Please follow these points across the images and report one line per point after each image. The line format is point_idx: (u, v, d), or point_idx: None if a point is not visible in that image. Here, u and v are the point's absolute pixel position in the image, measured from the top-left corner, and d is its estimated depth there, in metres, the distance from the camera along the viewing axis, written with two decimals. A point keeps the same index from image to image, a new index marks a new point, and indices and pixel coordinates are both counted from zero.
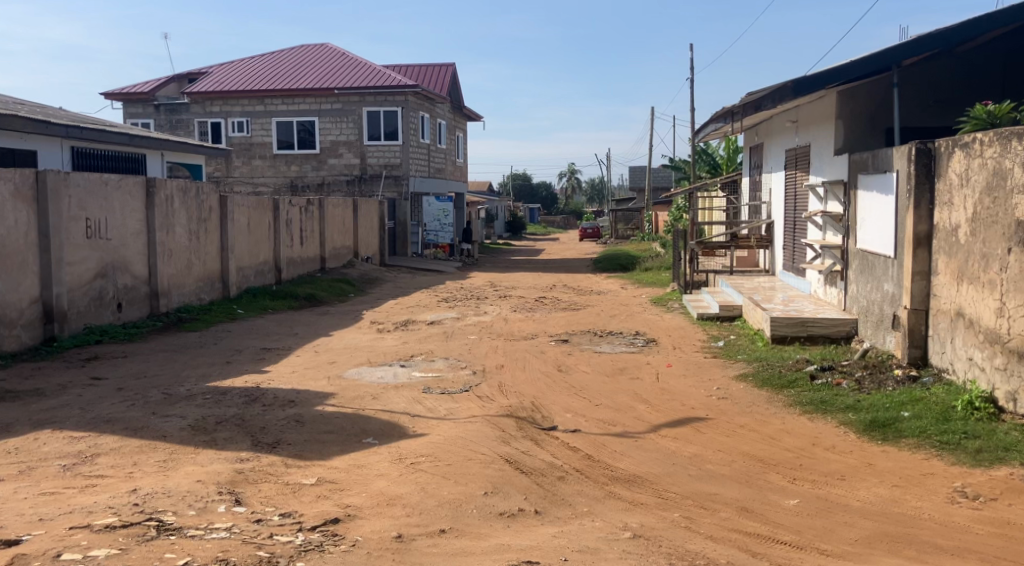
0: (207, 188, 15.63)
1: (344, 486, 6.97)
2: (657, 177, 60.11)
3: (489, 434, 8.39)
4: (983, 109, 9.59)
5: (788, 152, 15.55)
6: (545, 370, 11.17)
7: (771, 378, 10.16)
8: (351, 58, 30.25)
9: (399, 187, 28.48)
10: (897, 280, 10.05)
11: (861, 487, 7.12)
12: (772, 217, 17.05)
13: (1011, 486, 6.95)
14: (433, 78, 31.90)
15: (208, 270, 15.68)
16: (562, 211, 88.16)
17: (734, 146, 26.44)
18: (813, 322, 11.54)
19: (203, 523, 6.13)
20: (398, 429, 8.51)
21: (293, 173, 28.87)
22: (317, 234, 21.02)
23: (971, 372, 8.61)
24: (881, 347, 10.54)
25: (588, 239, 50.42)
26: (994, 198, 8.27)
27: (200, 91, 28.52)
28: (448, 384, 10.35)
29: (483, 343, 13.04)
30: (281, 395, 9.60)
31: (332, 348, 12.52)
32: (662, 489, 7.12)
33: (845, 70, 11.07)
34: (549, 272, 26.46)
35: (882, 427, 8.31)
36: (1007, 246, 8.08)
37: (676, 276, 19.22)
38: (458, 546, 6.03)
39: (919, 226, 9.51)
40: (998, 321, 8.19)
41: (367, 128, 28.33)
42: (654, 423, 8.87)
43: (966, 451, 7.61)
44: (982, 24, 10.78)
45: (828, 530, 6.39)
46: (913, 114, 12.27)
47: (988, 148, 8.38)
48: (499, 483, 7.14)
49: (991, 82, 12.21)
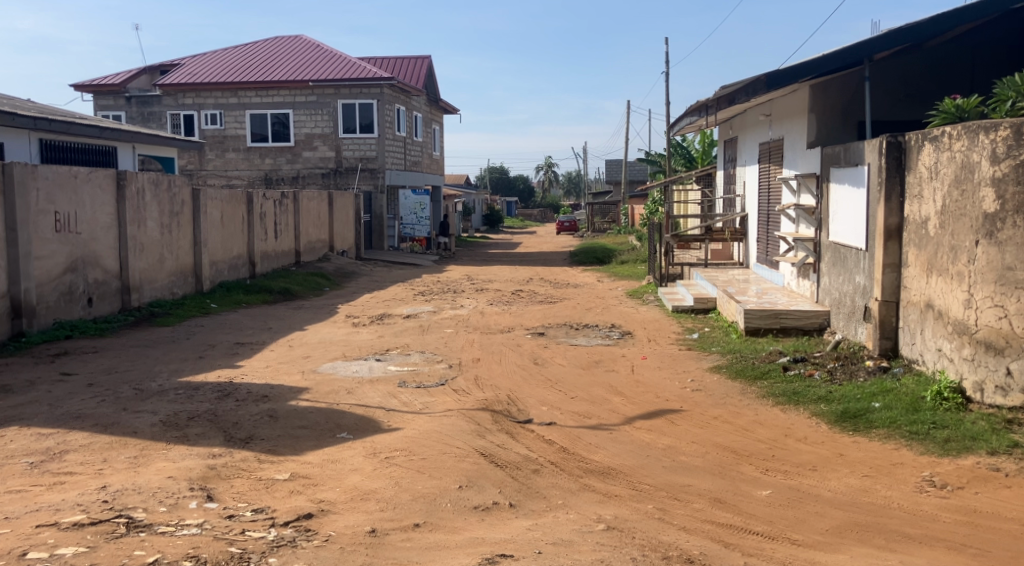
0: (179, 181, 15.50)
1: (318, 481, 6.95)
2: (632, 171, 60.29)
3: (464, 428, 8.37)
4: (951, 102, 9.45)
5: (762, 145, 15.63)
6: (520, 363, 11.18)
7: (744, 369, 10.24)
8: (325, 50, 30.08)
9: (374, 179, 28.39)
10: (868, 273, 10.13)
11: (832, 478, 7.17)
12: (745, 210, 17.17)
13: (978, 474, 7.06)
14: (409, 71, 31.78)
15: (180, 264, 15.57)
16: (540, 204, 88.23)
17: (709, 140, 26.68)
18: (786, 314, 11.62)
19: (173, 520, 6.09)
20: (372, 423, 8.49)
21: (267, 166, 28.69)
22: (291, 227, 20.88)
23: (940, 363, 8.70)
24: (852, 339, 10.63)
25: (566, 232, 50.25)
26: (962, 191, 8.35)
27: (172, 83, 28.22)
28: (424, 378, 10.36)
29: (459, 337, 13.03)
30: (255, 390, 9.56)
31: (306, 343, 12.47)
32: (637, 481, 7.14)
33: (817, 65, 11.09)
34: (527, 266, 26.42)
35: (852, 418, 8.38)
36: (975, 239, 8.19)
37: (652, 270, 19.12)
38: (432, 540, 6.02)
39: (890, 219, 9.57)
40: (965, 313, 8.29)
41: (342, 121, 28.19)
42: (628, 415, 8.91)
43: (934, 441, 7.70)
44: (952, 19, 10.84)
45: (800, 520, 6.44)
46: (884, 108, 12.34)
47: (956, 141, 8.42)
48: (474, 477, 7.14)
49: (959, 75, 12.28)
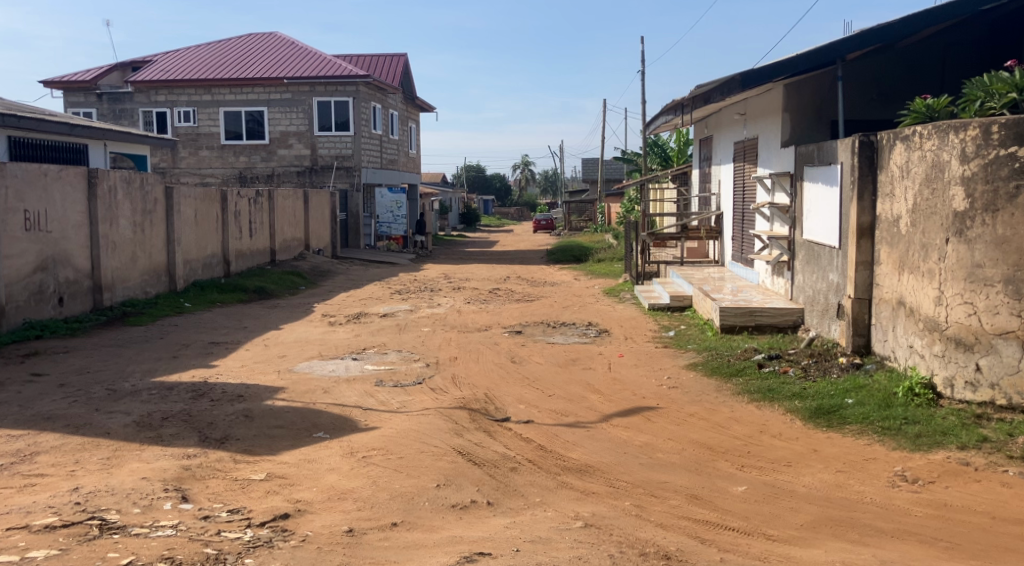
0: (152, 179, 15.40)
1: (294, 481, 6.94)
2: (609, 170, 60.46)
3: (441, 427, 8.39)
4: (922, 102, 9.52)
5: (737, 144, 15.73)
6: (498, 362, 11.20)
7: (720, 366, 10.31)
8: (300, 47, 29.96)
9: (350, 178, 28.32)
10: (841, 271, 10.24)
11: (807, 474, 7.25)
12: (720, 209, 17.27)
13: (948, 469, 7.17)
14: (385, 68, 31.70)
15: (153, 262, 15.46)
16: (518, 203, 88.26)
17: (684, 139, 26.80)
18: (760, 312, 11.73)
19: (148, 521, 6.06)
20: (349, 423, 8.49)
21: (241, 164, 28.54)
22: (266, 226, 20.78)
23: (911, 359, 8.81)
24: (826, 336, 10.75)
25: (543, 231, 50.30)
26: (933, 190, 8.44)
27: (144, 80, 27.99)
28: (401, 377, 10.36)
29: (437, 335, 13.04)
30: (230, 389, 9.52)
31: (282, 341, 12.44)
32: (614, 478, 7.19)
33: (791, 65, 11.18)
34: (506, 264, 26.40)
35: (826, 414, 8.47)
36: (945, 237, 8.30)
37: (629, 268, 19.13)
38: (410, 539, 6.04)
39: (862, 218, 9.67)
40: (936, 310, 8.40)
41: (317, 119, 28.10)
42: (605, 412, 8.97)
43: (906, 436, 7.80)
44: (923, 20, 10.99)
45: (775, 516, 6.52)
46: (857, 108, 12.46)
47: (927, 141, 8.51)
48: (452, 475, 7.16)
49: (929, 75, 12.44)
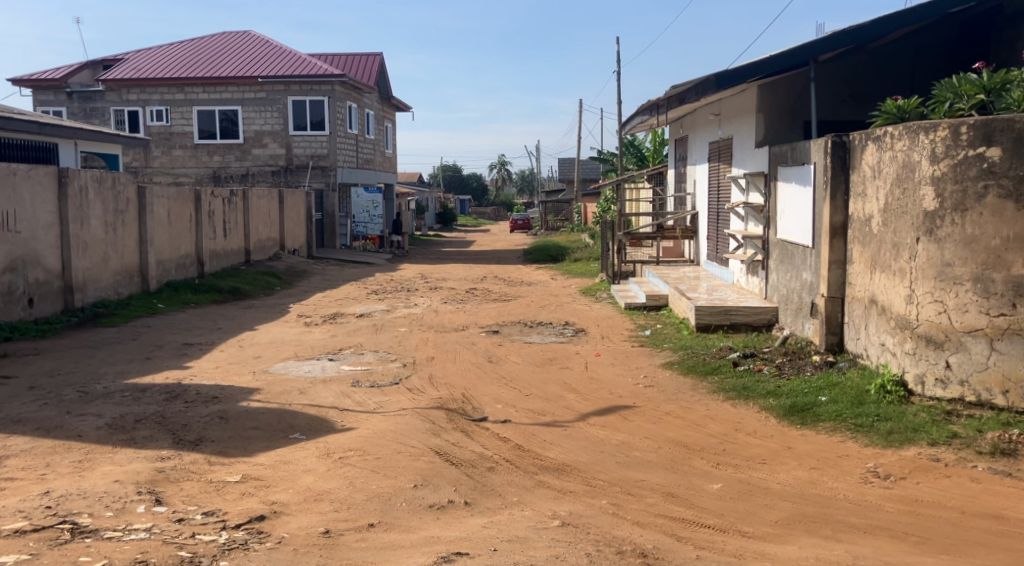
0: (124, 179, 15.29)
1: (270, 483, 6.94)
2: (585, 170, 60.61)
3: (419, 427, 8.40)
4: (892, 102, 9.63)
5: (712, 145, 15.84)
6: (475, 361, 11.23)
7: (695, 365, 10.40)
8: (274, 46, 29.83)
9: (326, 177, 28.23)
10: (815, 270, 10.35)
11: (781, 471, 7.33)
12: (696, 208, 17.39)
13: (919, 465, 7.27)
14: (361, 67, 31.63)
15: (126, 263, 15.36)
16: (494, 203, 88.24)
17: (660, 139, 26.94)
18: (735, 311, 11.83)
19: (121, 525, 6.04)
20: (326, 424, 8.48)
21: (215, 164, 28.39)
22: (240, 226, 20.68)
23: (883, 356, 8.93)
24: (799, 335, 10.86)
25: (520, 231, 50.34)
26: (903, 190, 8.55)
27: (115, 79, 27.75)
28: (378, 377, 10.36)
29: (414, 335, 13.04)
30: (204, 391, 9.48)
31: (256, 342, 12.40)
32: (591, 477, 7.24)
33: (764, 66, 11.29)
34: (482, 264, 26.40)
35: (800, 412, 8.56)
36: (915, 236, 8.41)
37: (606, 268, 19.21)
38: (387, 540, 6.05)
39: (835, 217, 9.78)
40: (907, 308, 8.52)
41: (292, 118, 27.99)
42: (582, 412, 9.02)
43: (878, 433, 7.91)
44: (893, 22, 11.13)
45: (750, 513, 6.59)
46: (829, 109, 12.58)
47: (897, 141, 8.62)
48: (429, 476, 7.18)
49: (899, 76, 12.58)
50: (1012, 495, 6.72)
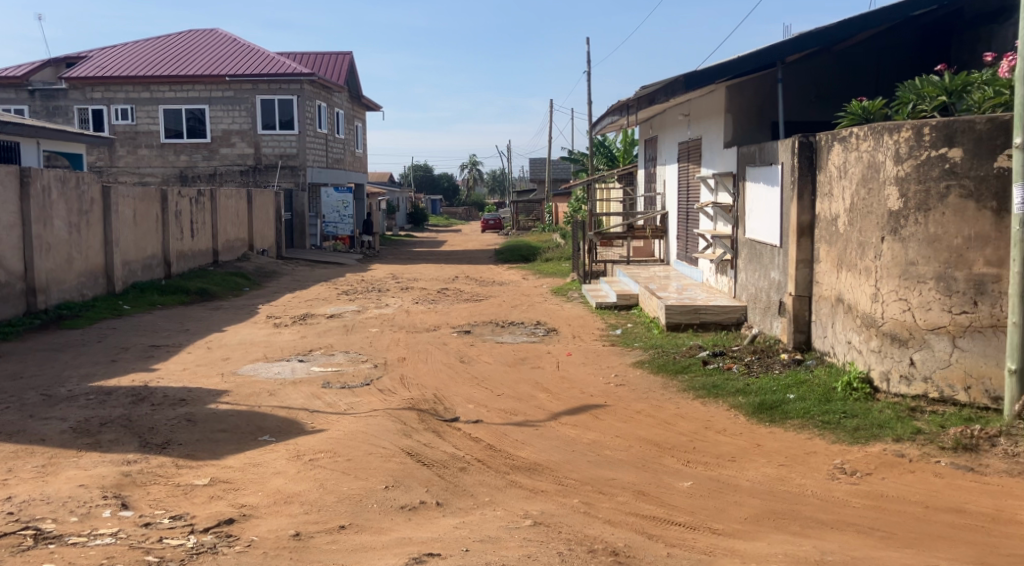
0: (88, 178, 15.13)
1: (238, 486, 6.91)
2: (556, 170, 60.75)
3: (390, 428, 8.40)
4: (858, 104, 9.75)
5: (681, 145, 15.94)
6: (446, 361, 11.24)
7: (665, 364, 10.48)
8: (242, 44, 29.63)
9: (295, 177, 28.11)
10: (782, 269, 10.47)
11: (750, 468, 7.41)
12: (665, 208, 17.51)
13: (884, 460, 7.39)
14: (330, 66, 31.49)
15: (90, 264, 15.20)
16: (466, 203, 88.19)
17: (630, 140, 27.08)
18: (705, 309, 11.93)
19: (85, 530, 6.00)
20: (295, 426, 8.45)
21: (182, 163, 28.15)
22: (208, 226, 20.52)
23: (849, 354, 9.06)
24: (768, 333, 10.98)
25: (491, 231, 50.35)
26: (869, 190, 8.68)
27: (79, 77, 27.40)
28: (348, 379, 10.33)
29: (385, 336, 13.02)
30: (171, 393, 9.41)
31: (224, 344, 12.31)
32: (562, 476, 7.28)
33: (732, 67, 11.39)
34: (454, 264, 26.38)
35: (769, 409, 8.66)
36: (880, 235, 8.53)
37: (577, 268, 19.27)
38: (358, 542, 6.05)
39: (802, 217, 9.90)
40: (872, 306, 8.65)
41: (261, 117, 27.84)
42: (554, 411, 9.06)
43: (844, 430, 8.02)
44: (858, 24, 11.27)
45: (719, 510, 6.66)
46: (796, 109, 12.72)
47: (863, 142, 8.75)
48: (401, 476, 7.18)
49: (864, 78, 12.75)
50: (975, 488, 6.85)
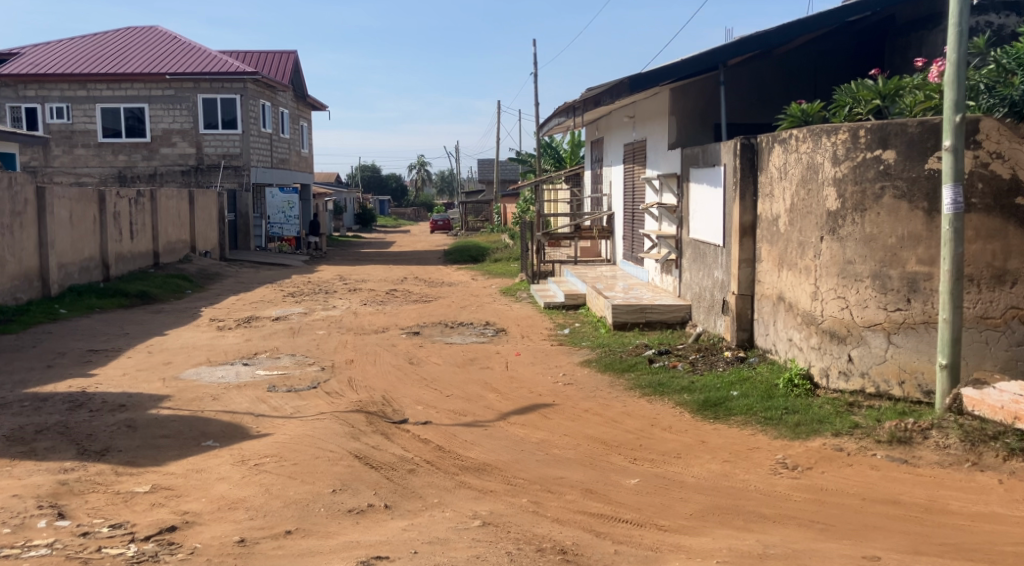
0: (21, 179, 14.80)
1: (181, 492, 6.83)
2: (504, 170, 60.81)
3: (337, 431, 8.36)
4: (797, 106, 9.96)
5: (626, 146, 16.11)
6: (395, 363, 11.21)
7: (612, 362, 10.59)
8: (183, 42, 29.16)
9: (238, 177, 27.77)
10: (725, 268, 10.65)
11: (695, 464, 7.53)
12: (612, 209, 17.66)
13: (824, 455, 7.56)
14: (275, 65, 31.18)
15: (24, 266, 14.86)
16: (414, 204, 87.82)
17: (577, 141, 27.24)
18: (650, 308, 12.07)
19: (20, 541, 5.88)
20: (240, 430, 8.37)
21: (120, 163, 27.64)
22: (148, 227, 20.19)
23: (790, 351, 9.26)
24: (712, 331, 11.15)
25: (439, 231, 50.23)
26: (808, 190, 8.87)
27: (12, 75, 26.76)
28: (294, 382, 10.25)
29: (332, 338, 12.95)
30: (110, 399, 9.26)
31: (166, 348, 12.14)
32: (511, 476, 7.32)
33: (674, 70, 11.55)
34: (402, 265, 26.28)
35: (713, 406, 8.79)
36: (819, 235, 8.73)
37: (525, 268, 19.34)
38: (304, 547, 6.02)
39: (745, 217, 10.07)
40: (812, 304, 8.85)
41: (202, 116, 27.43)
42: (502, 411, 9.10)
43: (785, 425, 8.18)
44: (796, 29, 11.49)
45: (665, 506, 6.75)
46: (738, 112, 12.92)
47: (802, 143, 8.93)
48: (348, 480, 7.16)
49: (803, 82, 13.01)
50: (909, 480, 7.04)
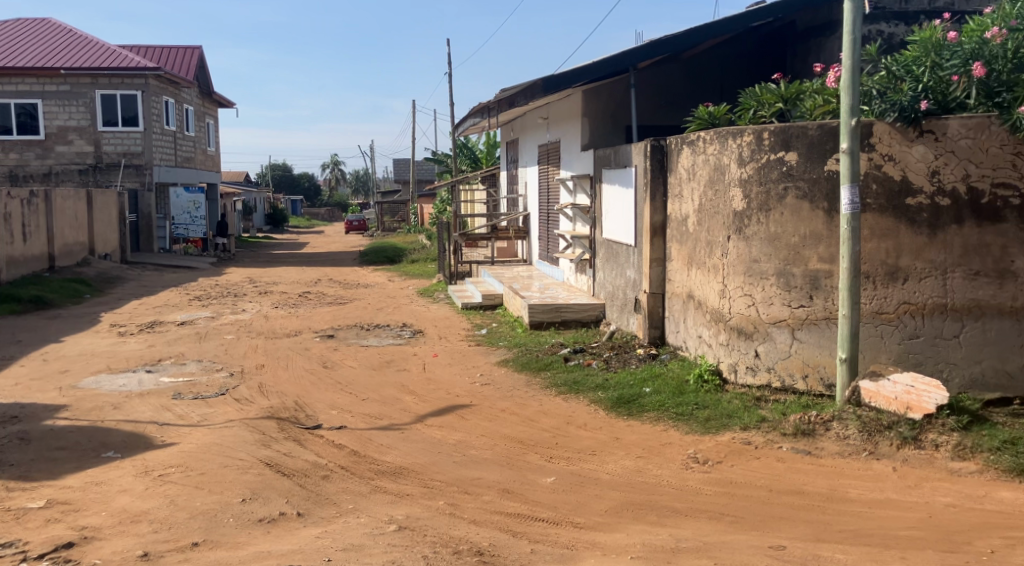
0: None
1: (80, 506, 6.59)
2: (419, 170, 60.51)
3: (247, 439, 8.18)
4: (704, 109, 10.13)
5: (541, 147, 16.19)
6: (309, 367, 11.04)
7: (527, 362, 10.62)
8: (79, 35, 28.17)
9: (140, 176, 27.08)
10: (637, 267, 10.79)
11: (610, 461, 7.59)
12: (527, 209, 17.72)
13: (733, 448, 7.71)
14: (179, 61, 30.42)
15: None
16: (328, 204, 86.71)
17: (492, 142, 27.27)
18: (566, 308, 12.15)
19: None
20: (144, 440, 8.12)
21: (12, 162, 26.55)
22: (43, 229, 19.46)
23: (700, 348, 9.43)
24: (625, 330, 11.28)
25: (355, 233, 49.72)
26: (716, 191, 9.05)
27: None
28: (202, 389, 10.00)
29: (242, 343, 12.67)
30: (2, 411, 8.88)
31: (63, 356, 11.71)
32: (427, 479, 7.27)
33: (584, 72, 11.64)
34: (317, 267, 25.92)
35: (626, 403, 8.88)
36: (727, 234, 8.90)
37: (441, 268, 19.26)
38: (213, 558, 5.87)
39: (655, 217, 10.21)
40: (721, 302, 9.03)
41: (101, 113, 26.56)
42: (418, 413, 9.03)
43: (696, 420, 8.32)
44: (701, 34, 11.69)
45: (581, 504, 6.79)
46: (647, 114, 13.11)
47: (709, 145, 9.10)
48: (259, 488, 7.01)
49: (710, 85, 13.25)
50: (813, 471, 7.23)
